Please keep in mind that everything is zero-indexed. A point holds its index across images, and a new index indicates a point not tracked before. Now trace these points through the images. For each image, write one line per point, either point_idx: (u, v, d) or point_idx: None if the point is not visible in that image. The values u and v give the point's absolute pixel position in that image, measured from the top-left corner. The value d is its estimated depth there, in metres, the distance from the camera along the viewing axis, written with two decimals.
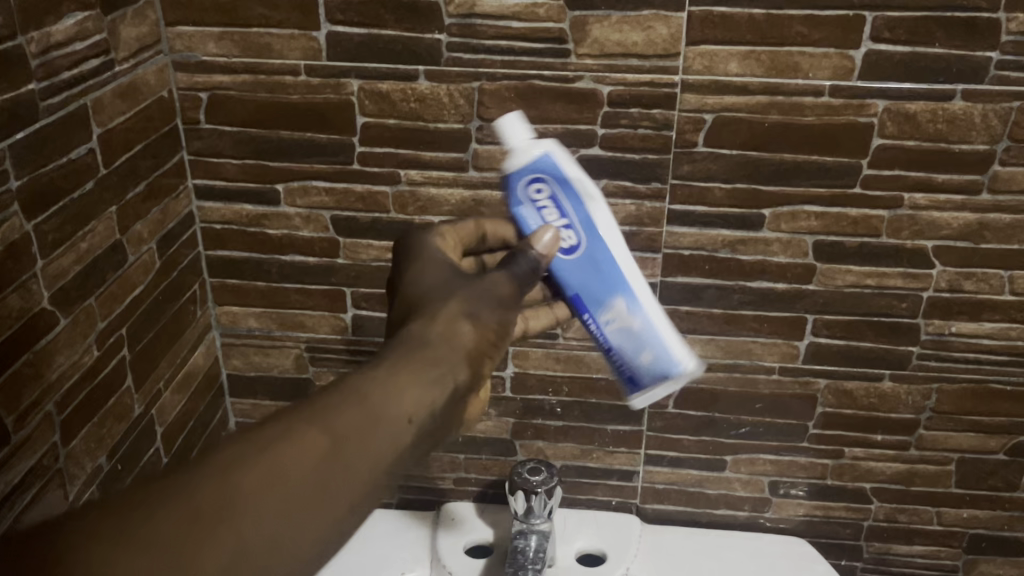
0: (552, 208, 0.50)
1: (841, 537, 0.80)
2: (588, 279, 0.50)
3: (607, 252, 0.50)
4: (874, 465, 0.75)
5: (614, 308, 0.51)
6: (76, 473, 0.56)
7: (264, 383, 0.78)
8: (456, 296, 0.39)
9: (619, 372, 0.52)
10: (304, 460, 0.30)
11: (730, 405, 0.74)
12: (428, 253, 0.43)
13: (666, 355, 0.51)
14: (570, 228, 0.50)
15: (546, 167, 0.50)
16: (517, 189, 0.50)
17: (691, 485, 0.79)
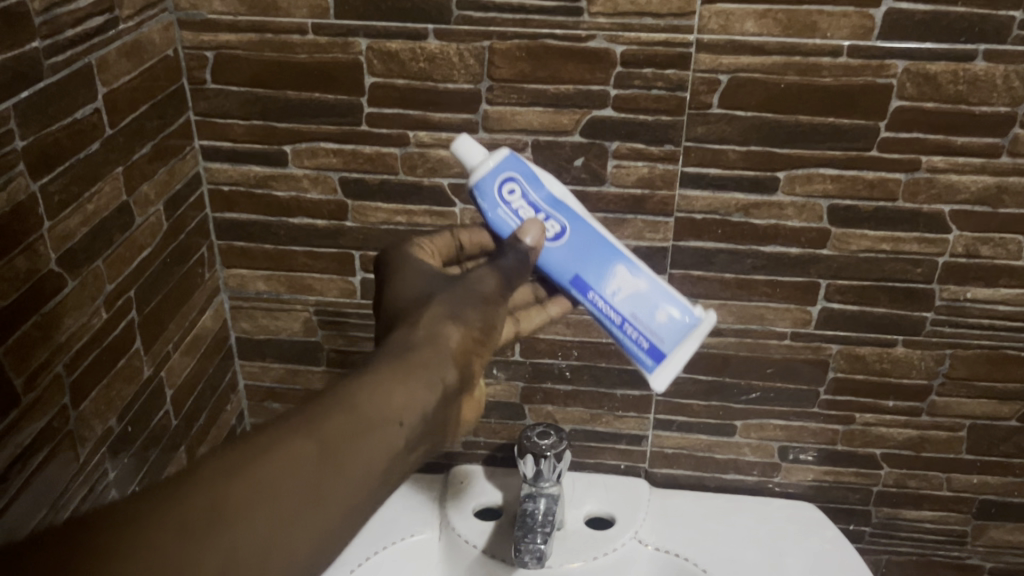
0: (526, 205, 0.54)
1: (850, 502, 0.80)
2: (582, 259, 0.54)
3: (592, 231, 0.55)
4: (885, 431, 0.75)
5: (617, 279, 0.54)
6: (87, 436, 0.56)
7: (273, 346, 0.78)
8: (439, 302, 0.44)
9: (642, 341, 0.55)
10: (299, 462, 0.33)
11: (740, 370, 0.74)
12: (412, 267, 0.49)
13: (679, 313, 0.54)
14: (550, 220, 0.54)
15: (512, 166, 0.54)
16: (489, 195, 0.54)
17: (700, 450, 0.79)
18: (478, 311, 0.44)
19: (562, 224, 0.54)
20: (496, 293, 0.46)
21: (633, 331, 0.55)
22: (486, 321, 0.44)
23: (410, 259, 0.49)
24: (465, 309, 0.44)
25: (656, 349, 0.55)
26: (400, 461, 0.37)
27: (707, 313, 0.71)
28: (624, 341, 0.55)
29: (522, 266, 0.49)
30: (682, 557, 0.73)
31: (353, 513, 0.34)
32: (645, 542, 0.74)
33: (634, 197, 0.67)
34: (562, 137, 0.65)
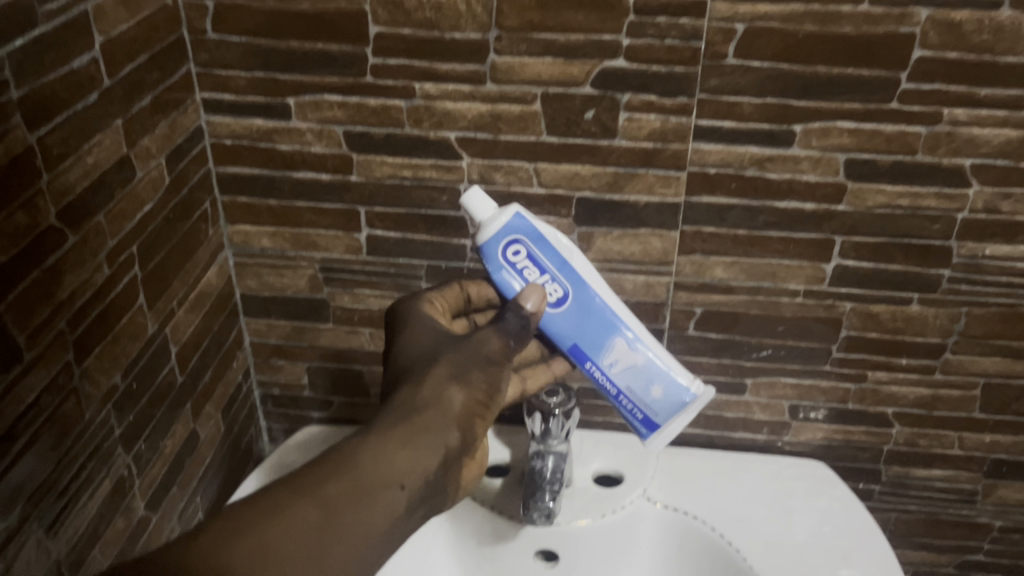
0: (531, 266, 0.59)
1: (860, 461, 0.79)
2: (582, 328, 0.60)
3: (595, 300, 0.60)
4: (897, 390, 0.74)
5: (616, 352, 0.60)
6: (92, 393, 0.55)
7: (279, 303, 0.77)
8: (444, 359, 0.48)
9: (636, 412, 0.61)
10: (304, 523, 0.38)
11: (752, 328, 0.73)
12: (419, 324, 0.53)
13: (673, 391, 0.61)
14: (553, 284, 0.59)
15: (520, 227, 0.59)
16: (496, 257, 0.59)
17: (710, 408, 0.79)
18: (483, 372, 0.48)
19: (565, 290, 0.59)
20: (501, 354, 0.50)
21: (628, 402, 0.61)
22: (488, 384, 0.48)
23: (419, 311, 0.55)
24: (470, 372, 0.48)
25: (650, 420, 0.62)
26: (402, 520, 0.42)
27: (719, 270, 0.70)
28: (620, 408, 0.62)
29: (523, 333, 0.53)
30: (690, 514, 0.73)
31: (355, 565, 0.39)
32: (654, 500, 0.74)
33: (646, 151, 0.65)
34: (572, 89, 0.63)
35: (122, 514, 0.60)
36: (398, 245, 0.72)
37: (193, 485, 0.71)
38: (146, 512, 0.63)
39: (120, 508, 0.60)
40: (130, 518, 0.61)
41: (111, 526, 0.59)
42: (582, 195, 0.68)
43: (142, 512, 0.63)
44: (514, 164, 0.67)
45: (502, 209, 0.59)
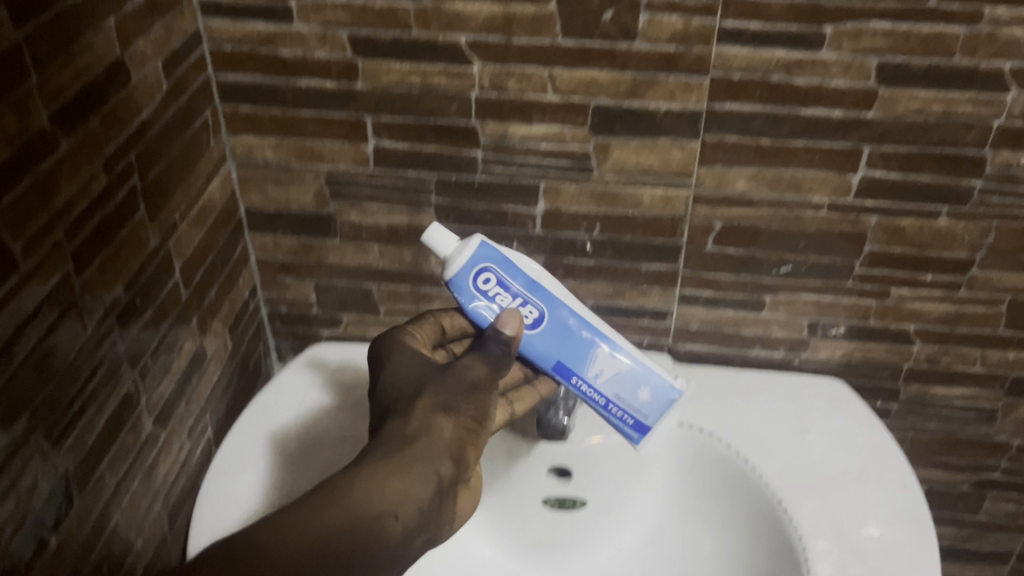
0: (502, 292, 0.59)
1: (879, 379, 0.78)
2: (562, 345, 0.60)
3: (569, 314, 0.60)
4: (921, 306, 0.72)
5: (598, 363, 0.61)
6: (93, 305, 0.53)
7: (284, 217, 0.75)
8: (432, 391, 0.51)
9: (626, 419, 0.62)
10: (319, 535, 0.41)
11: (772, 242, 0.70)
12: (404, 355, 0.55)
13: (659, 390, 0.61)
14: (528, 307, 0.59)
15: (487, 255, 0.59)
16: (467, 288, 0.59)
17: (727, 326, 0.77)
18: (470, 400, 0.51)
19: (540, 310, 0.60)
20: (486, 380, 0.53)
21: (618, 410, 0.62)
22: (476, 410, 0.51)
23: (401, 346, 0.56)
24: (457, 401, 0.51)
25: (641, 423, 0.62)
26: (400, 547, 0.44)
27: (740, 182, 0.67)
28: (609, 417, 0.63)
29: (506, 357, 0.55)
30: (707, 432, 0.72)
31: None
32: None
33: (667, 55, 0.62)
34: None
35: (131, 430, 0.59)
36: (406, 156, 0.69)
37: (202, 402, 0.71)
38: (155, 428, 0.63)
39: (129, 423, 0.59)
40: (139, 434, 0.60)
41: (119, 442, 0.58)
42: (598, 102, 0.65)
43: (151, 429, 0.62)
44: (527, 70, 0.64)
45: (465, 242, 0.59)
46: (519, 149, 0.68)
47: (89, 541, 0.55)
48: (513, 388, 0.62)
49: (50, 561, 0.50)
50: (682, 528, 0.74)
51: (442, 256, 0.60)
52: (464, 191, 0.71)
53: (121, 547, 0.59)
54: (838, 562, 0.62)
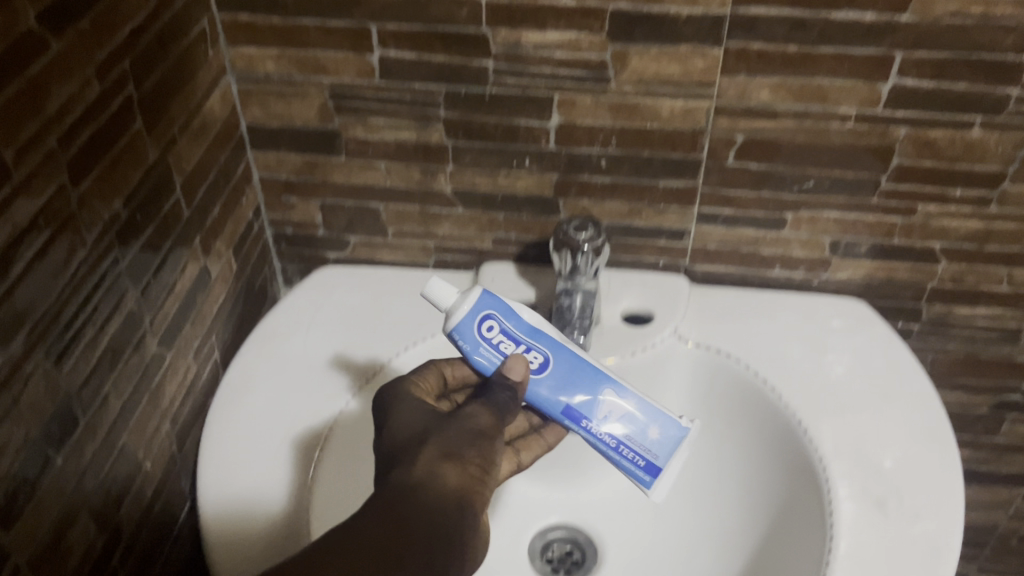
0: (506, 340, 0.55)
1: (901, 299, 0.76)
2: (570, 388, 0.56)
3: (573, 356, 0.56)
4: (948, 223, 0.70)
5: (607, 402, 0.56)
6: (92, 219, 0.51)
7: (288, 134, 0.72)
8: (436, 440, 0.46)
9: (637, 460, 0.56)
10: None
11: (795, 157, 0.68)
12: (407, 402, 0.50)
13: (670, 428, 0.56)
14: (532, 352, 0.56)
15: (489, 303, 0.56)
16: (468, 334, 0.55)
17: (746, 246, 0.74)
18: (476, 447, 0.47)
19: (544, 354, 0.56)
20: (491, 428, 0.49)
21: (629, 452, 0.56)
22: (483, 457, 0.47)
23: (403, 393, 0.51)
24: (463, 448, 0.46)
25: (653, 465, 0.56)
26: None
27: (765, 93, 0.64)
28: (620, 462, 0.57)
29: (513, 405, 0.52)
30: (724, 353, 0.71)
31: None
32: (685, 338, 0.72)
33: None
34: None
35: (135, 352, 0.57)
36: (414, 68, 0.66)
37: (208, 324, 0.69)
38: (160, 350, 0.61)
39: (133, 344, 0.57)
40: (143, 356, 0.59)
41: (123, 364, 0.56)
42: (616, 7, 0.61)
43: (155, 351, 0.60)
44: None
45: (466, 292, 0.56)
46: (532, 58, 0.65)
47: (96, 464, 0.53)
48: (518, 437, 0.59)
49: (56, 483, 0.49)
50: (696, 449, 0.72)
51: (442, 309, 0.57)
52: (474, 105, 0.68)
53: (129, 469, 0.58)
54: (858, 481, 0.61)
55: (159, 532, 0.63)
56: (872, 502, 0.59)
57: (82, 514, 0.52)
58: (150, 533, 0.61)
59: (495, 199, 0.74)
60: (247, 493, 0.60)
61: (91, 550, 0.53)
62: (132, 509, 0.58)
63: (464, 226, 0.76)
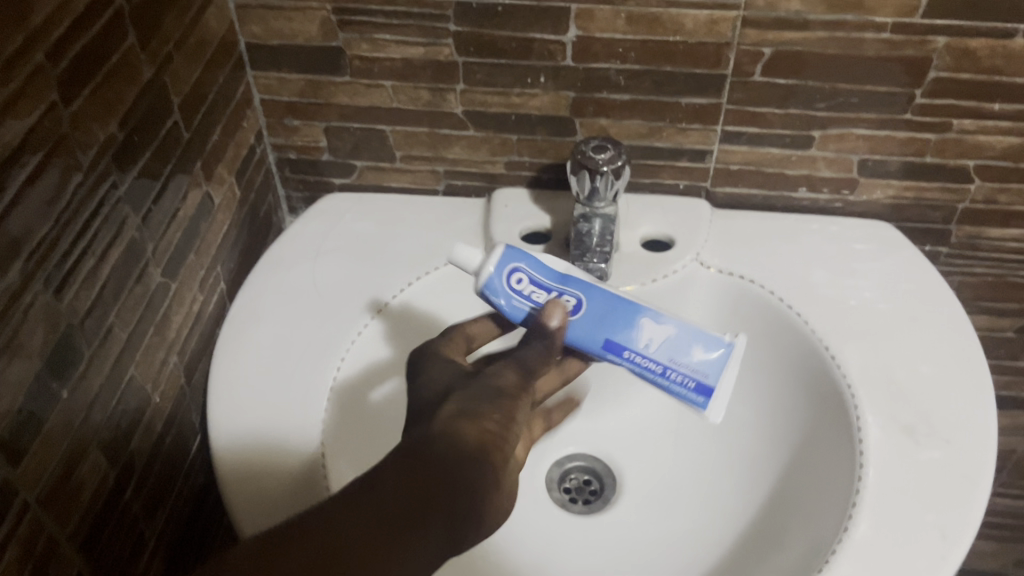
0: (537, 290, 0.53)
1: (930, 222, 0.73)
2: (609, 326, 0.53)
3: (605, 294, 0.54)
4: (983, 140, 0.67)
5: (647, 331, 0.53)
6: (87, 140, 0.48)
7: (290, 53, 0.68)
8: (455, 398, 0.43)
9: (687, 382, 0.53)
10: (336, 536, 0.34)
11: (825, 72, 0.64)
12: (437, 361, 0.47)
13: (712, 344, 0.53)
14: (565, 296, 0.53)
15: (515, 255, 0.53)
16: (499, 290, 0.53)
17: (770, 166, 0.71)
18: (496, 406, 0.42)
19: (578, 297, 0.54)
20: (515, 386, 0.45)
21: (677, 375, 0.53)
22: (503, 413, 0.42)
23: (434, 355, 0.48)
24: (482, 405, 0.42)
25: (703, 386, 0.53)
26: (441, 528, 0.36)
27: (796, 2, 0.60)
28: (671, 389, 0.53)
29: (545, 356, 0.49)
30: (747, 279, 0.68)
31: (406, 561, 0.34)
32: (706, 264, 0.69)
33: None
34: None
35: (139, 282, 0.55)
36: None
37: (213, 253, 0.66)
38: (164, 280, 0.58)
39: (136, 274, 0.55)
40: (147, 286, 0.56)
41: (126, 294, 0.53)
42: None
43: (159, 281, 0.58)
44: None
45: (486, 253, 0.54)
46: None
47: (103, 398, 0.51)
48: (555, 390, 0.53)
49: (63, 416, 0.47)
50: None
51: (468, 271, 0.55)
52: (486, 19, 0.64)
53: (137, 402, 0.56)
54: (887, 407, 0.59)
55: (171, 465, 0.61)
56: (901, 429, 0.58)
57: (92, 448, 0.50)
58: (162, 466, 0.60)
59: (509, 120, 0.71)
60: (259, 426, 0.58)
61: (103, 485, 0.51)
62: (142, 445, 0.57)
63: (475, 149, 0.73)
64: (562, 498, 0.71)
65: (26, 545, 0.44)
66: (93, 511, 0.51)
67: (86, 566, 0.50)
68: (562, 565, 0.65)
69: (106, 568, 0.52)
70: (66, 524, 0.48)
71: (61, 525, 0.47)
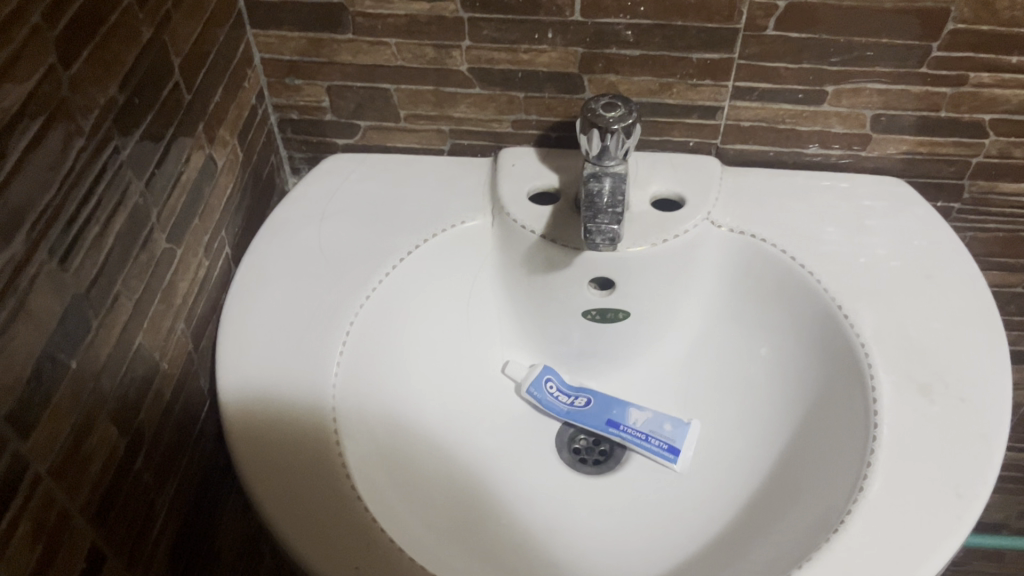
0: (562, 393, 0.74)
1: (943, 177, 0.73)
2: (611, 409, 0.72)
3: (603, 395, 0.74)
4: (1000, 94, 0.65)
5: (634, 415, 0.72)
6: (87, 105, 0.47)
7: (290, 11, 0.66)
8: None
9: (662, 445, 0.69)
10: None
11: (840, 26, 0.62)
12: None
13: (679, 426, 0.70)
14: (580, 397, 0.74)
15: (551, 372, 0.75)
16: (543, 394, 0.73)
17: (782, 122, 0.70)
18: None
19: (587, 397, 0.74)
20: None
21: (656, 441, 0.70)
22: None
23: None
24: None
25: (673, 448, 0.69)
26: None
27: None
28: (648, 452, 0.69)
29: None
30: (759, 238, 0.67)
31: None
32: (717, 223, 0.68)
33: None
34: None
35: (144, 249, 0.54)
36: None
37: (217, 217, 0.65)
38: (169, 246, 0.57)
39: (141, 241, 0.54)
40: (153, 252, 0.55)
41: (133, 261, 0.53)
42: None
43: (165, 248, 0.57)
44: None
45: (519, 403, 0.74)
46: None
47: (112, 366, 0.51)
48: None
49: (72, 386, 0.47)
50: (738, 350, 0.71)
51: (515, 381, 0.75)
52: None
53: (145, 370, 0.55)
54: (901, 366, 0.58)
55: (181, 432, 0.61)
56: (915, 388, 0.57)
57: (101, 418, 0.50)
58: (171, 433, 0.59)
59: (515, 78, 0.69)
60: (267, 390, 0.57)
61: (113, 454, 0.51)
62: (152, 414, 0.56)
63: (481, 108, 0.72)
64: (571, 459, 0.71)
65: (38, 518, 0.44)
66: (103, 482, 0.50)
67: (98, 536, 0.50)
68: (573, 525, 0.65)
69: (120, 537, 0.52)
70: (78, 495, 0.48)
71: (73, 496, 0.47)
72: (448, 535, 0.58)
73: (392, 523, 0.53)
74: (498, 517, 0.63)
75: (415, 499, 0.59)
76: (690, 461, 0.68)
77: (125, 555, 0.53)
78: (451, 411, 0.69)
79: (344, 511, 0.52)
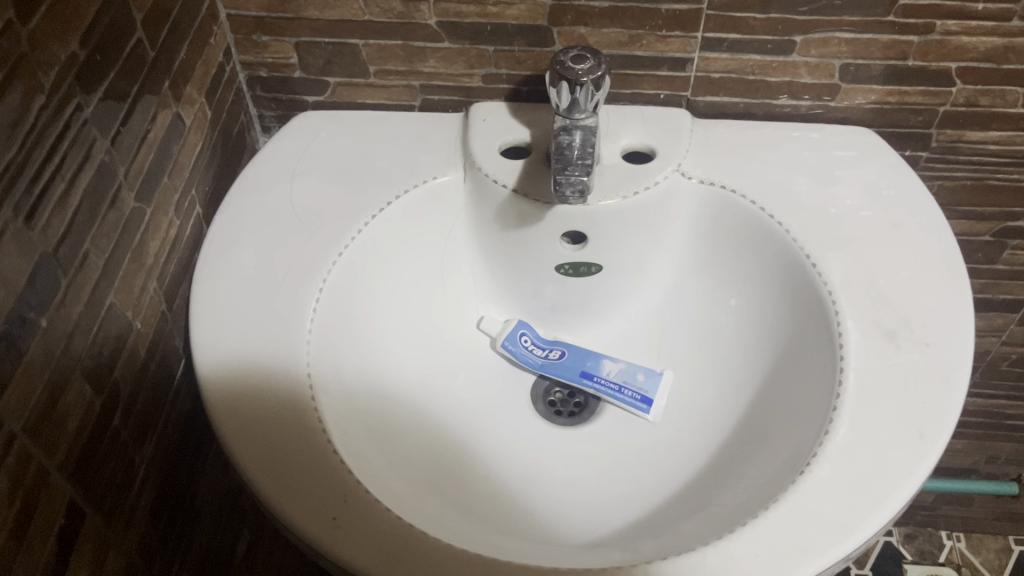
0: (537, 346, 0.74)
1: (911, 126, 0.73)
2: (586, 361, 0.73)
3: (577, 347, 0.75)
4: (966, 42, 0.65)
5: (608, 365, 0.72)
6: (47, 60, 0.46)
7: None
8: None
9: (636, 395, 0.70)
10: None
11: None
12: None
13: (652, 375, 0.71)
14: (555, 349, 0.74)
15: (525, 326, 0.75)
16: (517, 347, 0.74)
17: (751, 73, 0.70)
18: None
19: (561, 350, 0.74)
20: None
21: (629, 392, 0.70)
22: None
23: None
24: None
25: (646, 397, 0.70)
26: None
27: None
28: (622, 403, 0.70)
29: None
30: (729, 189, 0.68)
31: None
32: (689, 175, 0.69)
33: None
34: None
35: (112, 207, 0.54)
36: None
37: (187, 175, 0.65)
38: (138, 205, 0.57)
39: (109, 199, 0.53)
40: (122, 211, 0.55)
41: (102, 219, 0.52)
42: None
43: (134, 206, 0.57)
44: None
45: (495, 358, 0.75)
46: None
47: (84, 325, 0.51)
48: None
49: (43, 345, 0.47)
50: (708, 302, 0.72)
51: (489, 336, 0.76)
52: None
53: (118, 329, 0.55)
54: (867, 312, 0.59)
55: (157, 391, 0.61)
56: (881, 333, 0.58)
57: (74, 377, 0.50)
58: (148, 393, 0.60)
59: (485, 32, 0.69)
60: (241, 349, 0.58)
61: (89, 413, 0.51)
62: (127, 372, 0.57)
63: (451, 62, 0.72)
64: (547, 411, 0.72)
65: (15, 475, 0.44)
66: (80, 441, 0.51)
67: (76, 493, 0.50)
68: (549, 477, 0.66)
69: (99, 494, 0.53)
70: (54, 453, 0.48)
71: (49, 454, 0.47)
72: (425, 487, 0.59)
73: (367, 475, 0.54)
74: (474, 470, 0.64)
75: (390, 451, 0.59)
76: (664, 410, 0.69)
77: (105, 512, 0.54)
78: (426, 368, 0.70)
79: (320, 467, 0.52)
